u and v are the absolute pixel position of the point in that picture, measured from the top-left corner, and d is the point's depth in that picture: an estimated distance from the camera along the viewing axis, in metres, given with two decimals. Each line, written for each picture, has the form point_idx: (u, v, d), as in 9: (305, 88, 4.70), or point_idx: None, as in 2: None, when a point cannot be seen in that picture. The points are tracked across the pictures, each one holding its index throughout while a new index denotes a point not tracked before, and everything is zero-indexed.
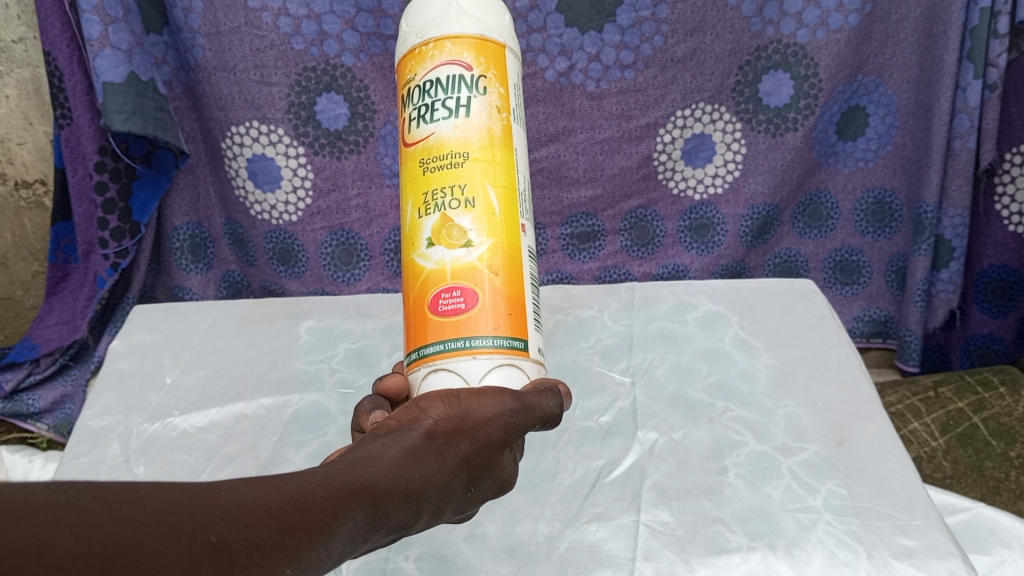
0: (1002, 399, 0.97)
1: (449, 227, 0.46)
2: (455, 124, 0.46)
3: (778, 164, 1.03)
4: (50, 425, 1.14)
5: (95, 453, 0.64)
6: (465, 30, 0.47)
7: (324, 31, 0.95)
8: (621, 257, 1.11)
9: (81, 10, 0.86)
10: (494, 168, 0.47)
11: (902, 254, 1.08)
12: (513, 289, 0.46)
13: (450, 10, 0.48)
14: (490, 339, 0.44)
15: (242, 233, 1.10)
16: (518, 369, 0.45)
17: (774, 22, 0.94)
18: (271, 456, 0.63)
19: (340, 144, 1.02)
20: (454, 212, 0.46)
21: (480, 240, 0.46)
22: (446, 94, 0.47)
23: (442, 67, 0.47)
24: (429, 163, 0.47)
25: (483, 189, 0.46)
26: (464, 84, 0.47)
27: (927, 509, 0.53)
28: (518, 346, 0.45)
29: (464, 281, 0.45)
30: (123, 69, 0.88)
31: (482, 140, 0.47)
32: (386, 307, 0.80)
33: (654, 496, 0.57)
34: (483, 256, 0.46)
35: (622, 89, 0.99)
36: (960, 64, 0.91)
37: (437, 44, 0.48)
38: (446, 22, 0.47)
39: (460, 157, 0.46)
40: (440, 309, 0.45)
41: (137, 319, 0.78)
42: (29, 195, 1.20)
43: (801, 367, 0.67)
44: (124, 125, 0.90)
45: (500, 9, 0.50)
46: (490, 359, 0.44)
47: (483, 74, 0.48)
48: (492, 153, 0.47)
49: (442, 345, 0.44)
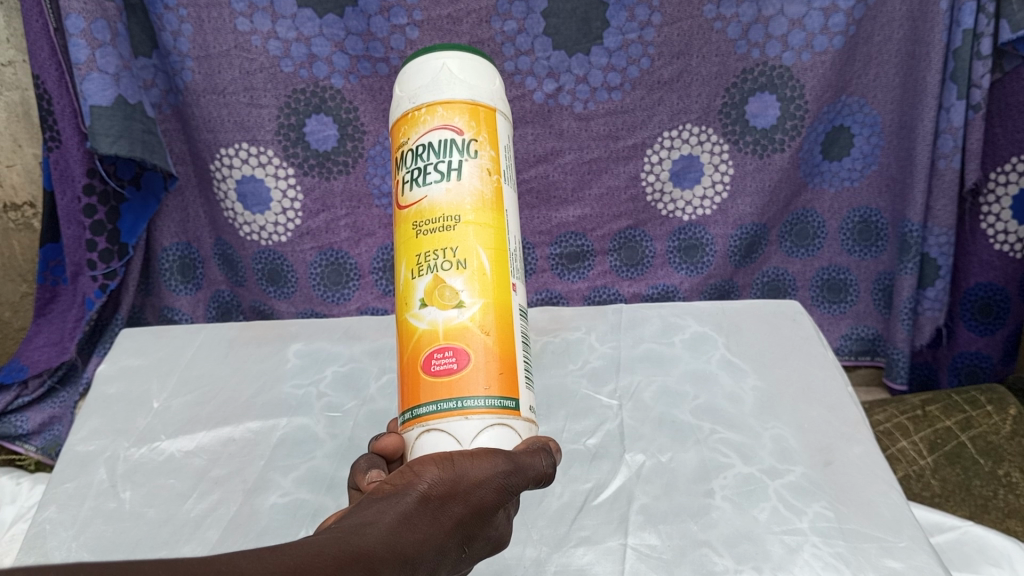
0: (990, 417, 0.98)
1: (441, 288, 0.45)
2: (447, 187, 0.46)
3: (766, 184, 1.03)
4: (37, 446, 1.12)
5: (81, 478, 0.63)
6: (456, 94, 0.47)
7: (313, 54, 0.95)
8: (610, 276, 1.11)
9: (69, 34, 0.86)
10: (486, 229, 0.47)
11: (889, 273, 1.08)
12: (505, 350, 0.45)
13: (441, 75, 0.48)
14: (482, 400, 0.43)
15: (230, 254, 1.10)
16: (509, 429, 0.44)
17: (759, 44, 0.95)
18: (258, 480, 0.63)
19: (330, 165, 1.02)
20: (446, 273, 0.45)
21: (472, 301, 0.45)
22: (438, 157, 0.47)
23: (434, 132, 0.47)
24: (421, 225, 0.46)
25: (475, 251, 0.46)
26: (455, 147, 0.47)
27: (913, 531, 0.53)
28: (510, 406, 0.44)
29: (456, 342, 0.45)
30: (109, 92, 0.89)
31: (475, 202, 0.47)
32: (375, 330, 0.80)
33: (642, 519, 0.57)
34: (475, 317, 0.45)
35: (609, 111, 0.99)
36: (943, 85, 0.92)
37: (429, 109, 0.47)
38: (438, 88, 0.48)
39: (452, 220, 0.46)
40: (432, 370, 0.44)
41: (124, 343, 0.78)
42: (18, 217, 1.20)
43: (789, 388, 0.67)
44: (111, 148, 0.90)
45: (490, 71, 0.50)
46: (481, 419, 0.43)
47: (475, 137, 0.47)
48: (484, 214, 0.47)
49: (435, 405, 0.44)
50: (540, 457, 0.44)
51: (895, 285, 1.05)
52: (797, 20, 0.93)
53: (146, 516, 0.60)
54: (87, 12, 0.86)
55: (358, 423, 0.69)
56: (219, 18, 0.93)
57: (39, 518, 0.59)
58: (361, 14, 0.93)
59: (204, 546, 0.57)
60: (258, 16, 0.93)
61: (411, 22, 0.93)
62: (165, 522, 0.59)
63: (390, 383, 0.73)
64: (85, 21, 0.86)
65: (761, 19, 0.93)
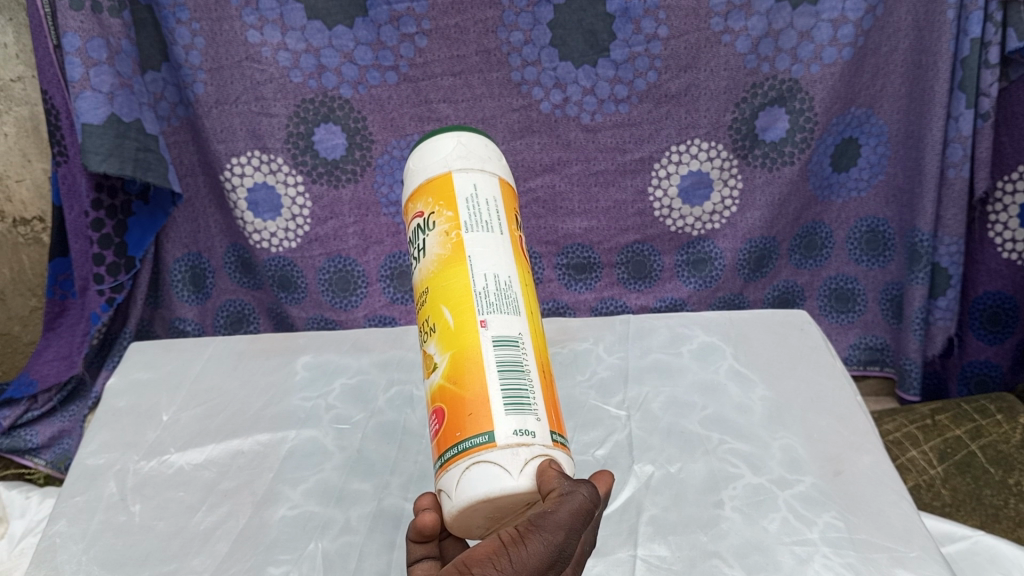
0: (999, 426, 0.98)
1: (428, 357, 0.48)
2: (420, 268, 0.50)
3: (775, 199, 1.03)
4: (48, 460, 1.11)
5: (92, 491, 0.64)
6: (416, 182, 0.51)
7: (323, 65, 0.96)
8: (617, 288, 1.11)
9: (64, 53, 0.87)
10: (446, 285, 0.47)
11: (897, 282, 1.08)
12: (470, 393, 0.44)
13: (409, 172, 0.52)
14: (469, 440, 0.43)
15: (246, 257, 1.10)
16: (489, 464, 0.41)
17: (769, 59, 0.95)
18: (268, 493, 0.63)
19: (337, 173, 1.03)
20: (428, 343, 0.48)
21: (443, 358, 0.46)
22: (414, 244, 0.51)
23: (411, 223, 0.51)
24: (419, 309, 0.51)
25: (441, 312, 0.47)
26: (421, 229, 0.50)
27: (925, 541, 0.53)
28: (482, 442, 0.42)
29: (439, 403, 0.46)
30: (102, 110, 0.89)
31: (437, 266, 0.48)
32: (383, 342, 0.80)
33: (651, 530, 0.57)
34: (445, 373, 0.46)
35: (617, 123, 1.00)
36: (951, 95, 0.92)
37: (408, 206, 0.52)
38: (409, 182, 0.52)
39: (424, 294, 0.49)
40: (433, 434, 0.47)
41: (134, 357, 0.79)
42: (27, 232, 1.21)
43: (797, 398, 0.67)
44: (100, 166, 0.90)
45: (448, 138, 0.51)
46: (458, 466, 0.42)
47: (434, 209, 0.49)
48: (444, 275, 0.48)
49: (438, 464, 0.45)
50: (575, 487, 0.41)
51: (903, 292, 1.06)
52: (806, 33, 0.93)
53: (155, 529, 0.60)
54: (83, 31, 0.87)
55: (368, 434, 0.69)
56: (230, 30, 0.93)
57: (49, 532, 0.60)
58: (371, 24, 0.94)
59: (213, 559, 0.57)
60: (268, 29, 0.94)
61: (419, 31, 0.94)
62: (175, 534, 0.60)
63: (398, 395, 0.73)
64: (80, 40, 0.87)
65: (770, 32, 0.94)
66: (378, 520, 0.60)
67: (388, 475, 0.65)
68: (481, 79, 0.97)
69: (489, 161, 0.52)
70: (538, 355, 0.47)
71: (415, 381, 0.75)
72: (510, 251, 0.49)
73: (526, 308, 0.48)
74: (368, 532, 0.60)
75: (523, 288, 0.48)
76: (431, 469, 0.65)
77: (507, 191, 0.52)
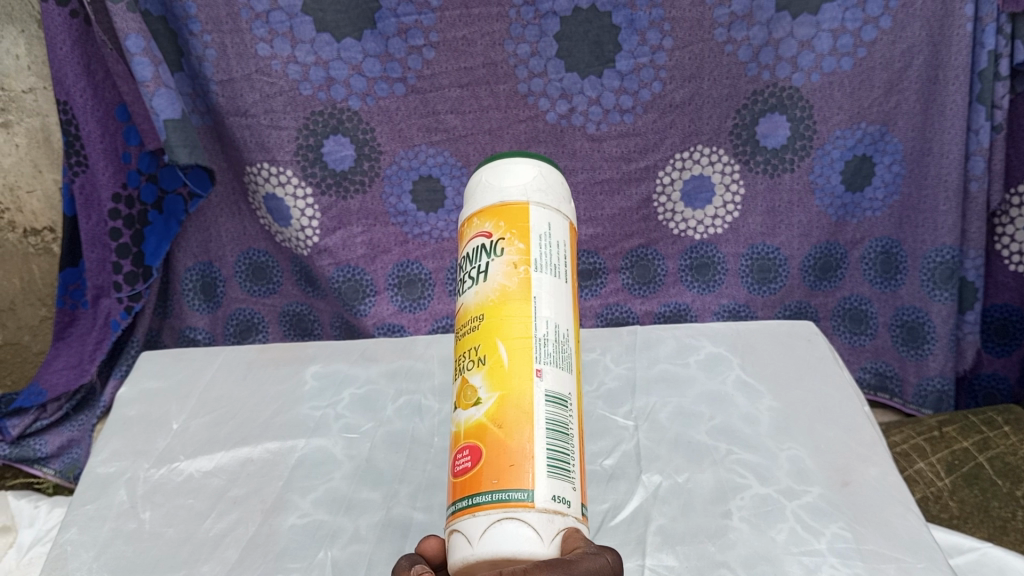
0: (1007, 438, 0.98)
1: (465, 388, 0.45)
2: (474, 291, 0.47)
3: (777, 206, 1.04)
4: (57, 470, 1.14)
5: (102, 499, 0.64)
6: (487, 201, 0.49)
7: (331, 77, 0.97)
8: (623, 295, 1.11)
9: (131, 54, 0.88)
10: (508, 325, 0.45)
11: (923, 312, 1.04)
12: (516, 449, 0.42)
13: (478, 184, 0.50)
14: (491, 495, 0.41)
15: (262, 261, 1.11)
16: (519, 523, 0.39)
17: (770, 66, 0.96)
18: (277, 501, 0.63)
19: (346, 184, 1.03)
20: (469, 372, 0.45)
21: (490, 397, 0.44)
22: (472, 265, 0.48)
23: (471, 240, 0.49)
24: (460, 329, 0.48)
25: (494, 346, 0.45)
26: (484, 251, 0.47)
27: (932, 553, 0.53)
28: (518, 498, 0.40)
29: (472, 440, 0.44)
30: (177, 105, 0.91)
31: (498, 301, 0.46)
32: (391, 352, 0.81)
33: (659, 540, 0.57)
34: (493, 413, 0.43)
35: (622, 132, 1.00)
36: (970, 108, 0.93)
37: (467, 222, 0.50)
38: (477, 197, 0.49)
39: (476, 321, 0.46)
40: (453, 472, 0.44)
41: (145, 365, 0.79)
42: (38, 242, 1.23)
43: (804, 409, 0.68)
44: (190, 158, 0.92)
45: (531, 164, 0.49)
46: (488, 515, 0.40)
47: (504, 236, 0.47)
48: (506, 309, 0.45)
49: (453, 506, 0.42)
50: (597, 552, 0.40)
51: (929, 318, 1.04)
52: (806, 42, 0.94)
53: (165, 535, 0.61)
54: (144, 32, 0.89)
55: (376, 444, 0.69)
56: (241, 43, 0.94)
57: (61, 539, 0.60)
58: (379, 37, 0.95)
59: (223, 566, 0.58)
60: (278, 42, 0.95)
61: (427, 44, 0.95)
62: (184, 541, 0.60)
63: (406, 405, 0.74)
64: (145, 40, 0.88)
65: (771, 41, 0.94)
66: (387, 529, 0.61)
67: (396, 484, 0.65)
68: (488, 91, 0.98)
69: (563, 203, 0.50)
70: (578, 418, 0.46)
71: (424, 391, 0.75)
72: (570, 303, 0.48)
73: (574, 366, 0.47)
74: (377, 541, 0.60)
75: (572, 342, 0.47)
76: (440, 479, 0.65)
77: (573, 235, 0.50)
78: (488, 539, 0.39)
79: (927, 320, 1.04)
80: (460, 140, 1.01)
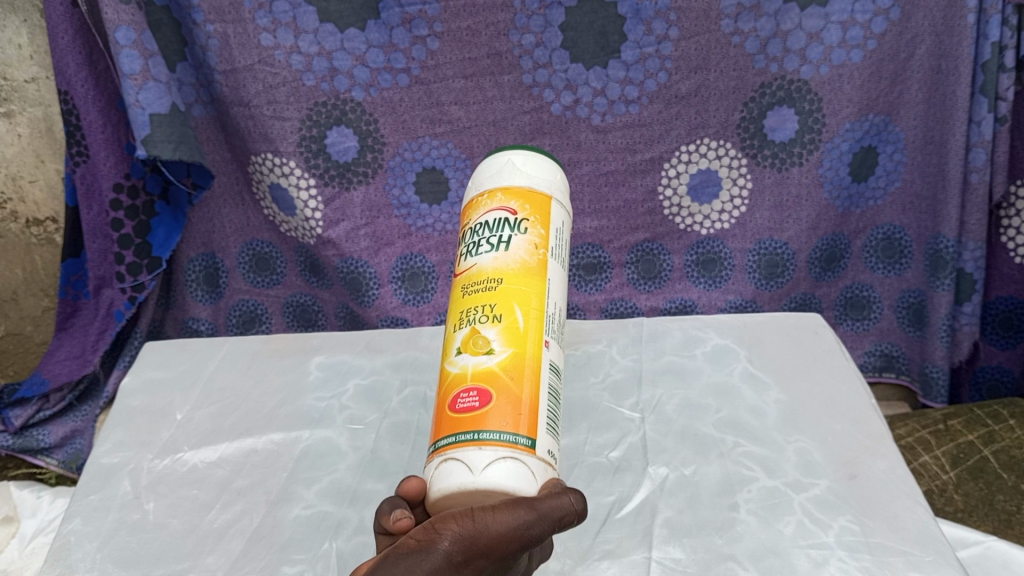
0: (1013, 431, 0.98)
1: (476, 337, 0.47)
2: (495, 255, 0.50)
3: (784, 200, 1.03)
4: (60, 460, 1.14)
5: (106, 490, 0.64)
6: (516, 183, 0.53)
7: (335, 67, 0.96)
8: (628, 289, 1.10)
9: (121, 46, 0.88)
10: (528, 294, 0.49)
11: (922, 292, 1.06)
12: (528, 402, 0.46)
13: (506, 167, 0.54)
14: (497, 435, 0.43)
15: (266, 251, 1.10)
16: (522, 465, 0.43)
17: (777, 59, 0.95)
18: (282, 492, 0.63)
19: (349, 175, 1.03)
20: (482, 325, 0.48)
21: (504, 351, 0.47)
22: (492, 232, 0.51)
23: (493, 211, 0.52)
24: (468, 287, 0.50)
25: (513, 308, 0.48)
26: (508, 224, 0.51)
27: (941, 545, 0.53)
28: (524, 444, 0.44)
29: (481, 384, 0.46)
30: (165, 100, 0.91)
31: (516, 267, 0.49)
32: (396, 343, 0.81)
33: (666, 533, 0.57)
34: (503, 362, 0.46)
35: (627, 124, 1.00)
36: (973, 99, 0.92)
37: (489, 194, 0.53)
38: (502, 176, 0.53)
39: (494, 282, 0.49)
40: (458, 408, 0.45)
41: (148, 357, 0.79)
42: (40, 233, 1.23)
43: (812, 401, 0.67)
44: (173, 155, 0.91)
45: (552, 168, 0.55)
46: (493, 450, 0.43)
47: (528, 217, 0.51)
48: (525, 279, 0.49)
49: (454, 437, 0.44)
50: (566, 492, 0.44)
51: (929, 302, 1.05)
52: (814, 33, 0.93)
53: (169, 526, 0.60)
54: (136, 24, 0.89)
55: (382, 435, 0.69)
56: (244, 33, 0.94)
57: (65, 530, 0.60)
58: (383, 26, 0.95)
59: (227, 557, 0.57)
60: (280, 32, 0.94)
61: (431, 34, 0.95)
62: (189, 533, 0.60)
63: (411, 396, 0.73)
64: (136, 32, 0.88)
65: (779, 33, 0.94)
66: None
67: (401, 476, 0.65)
68: (493, 82, 0.98)
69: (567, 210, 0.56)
70: None
71: (429, 383, 0.75)
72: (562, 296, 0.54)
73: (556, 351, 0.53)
74: None
75: None
76: None
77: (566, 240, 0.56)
78: (496, 473, 0.42)
79: (927, 301, 1.05)
80: (463, 131, 1.01)
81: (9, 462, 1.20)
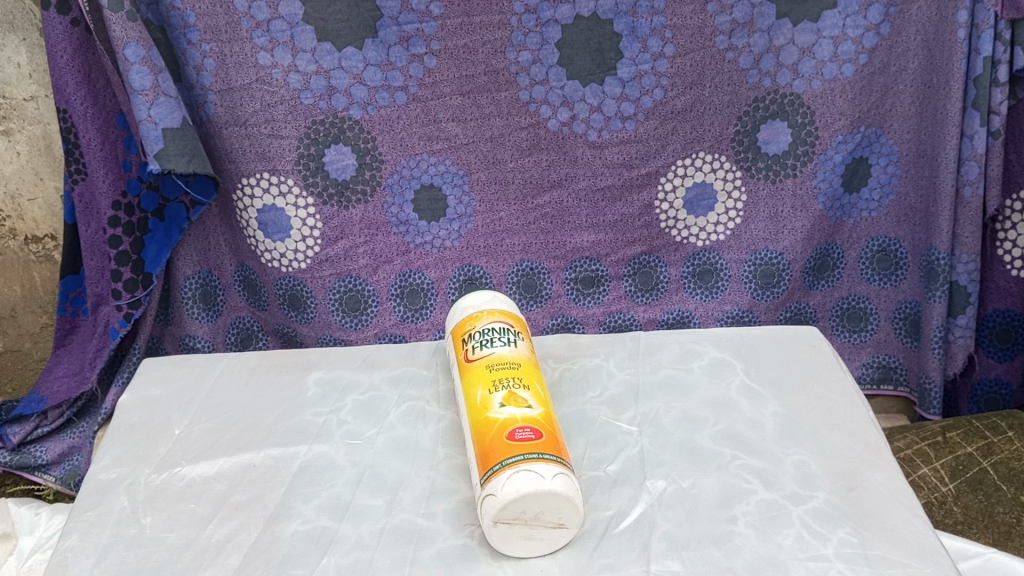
0: (1011, 443, 0.98)
1: (515, 396, 0.61)
2: (510, 348, 0.65)
3: (780, 212, 1.04)
4: (57, 476, 1.13)
5: (103, 506, 0.64)
6: (509, 305, 0.70)
7: (333, 86, 0.97)
8: (626, 302, 1.10)
9: (130, 63, 0.88)
10: (538, 375, 0.65)
11: (920, 305, 1.06)
12: (562, 441, 0.59)
13: (496, 296, 0.71)
14: (554, 457, 0.55)
15: (251, 277, 1.10)
16: (572, 479, 0.54)
17: (771, 73, 0.96)
18: (280, 507, 0.63)
19: (348, 194, 1.03)
20: (516, 388, 0.62)
21: (537, 404, 0.61)
22: (502, 334, 0.66)
23: (495, 321, 0.68)
24: (494, 366, 0.64)
25: (534, 380, 0.63)
26: (512, 331, 0.67)
27: (939, 557, 0.53)
28: (568, 466, 0.56)
29: (533, 424, 0.58)
30: (176, 114, 0.91)
31: (531, 356, 0.66)
32: (394, 359, 0.81)
33: (664, 546, 0.56)
34: (541, 411, 0.60)
35: (623, 140, 1.00)
36: (965, 113, 0.93)
37: (489, 311, 0.69)
38: (495, 300, 0.70)
39: (515, 363, 0.64)
40: (518, 438, 0.56)
41: (146, 373, 0.79)
42: (39, 250, 1.23)
43: (809, 414, 0.67)
44: (186, 168, 0.93)
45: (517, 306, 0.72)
46: (552, 466, 0.54)
47: (521, 330, 0.68)
48: (534, 365, 0.65)
49: (522, 456, 0.54)
50: None
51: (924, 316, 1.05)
52: (806, 48, 0.94)
53: (166, 541, 0.60)
54: (144, 40, 0.89)
55: (380, 450, 0.69)
56: (241, 52, 0.95)
57: (61, 546, 0.60)
58: (380, 45, 0.95)
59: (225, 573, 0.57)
60: (278, 50, 0.95)
61: (429, 52, 0.96)
62: (186, 547, 0.60)
63: (409, 411, 0.73)
64: (144, 49, 0.89)
65: (772, 49, 0.95)
66: (390, 535, 0.60)
67: (399, 491, 0.64)
68: (489, 99, 0.98)
69: None
70: None
71: (427, 398, 0.75)
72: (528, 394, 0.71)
73: None
74: (379, 547, 0.59)
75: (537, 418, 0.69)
76: (443, 486, 0.65)
77: None
78: (561, 481, 0.53)
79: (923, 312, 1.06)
80: (460, 148, 1.01)
81: (7, 479, 1.19)
